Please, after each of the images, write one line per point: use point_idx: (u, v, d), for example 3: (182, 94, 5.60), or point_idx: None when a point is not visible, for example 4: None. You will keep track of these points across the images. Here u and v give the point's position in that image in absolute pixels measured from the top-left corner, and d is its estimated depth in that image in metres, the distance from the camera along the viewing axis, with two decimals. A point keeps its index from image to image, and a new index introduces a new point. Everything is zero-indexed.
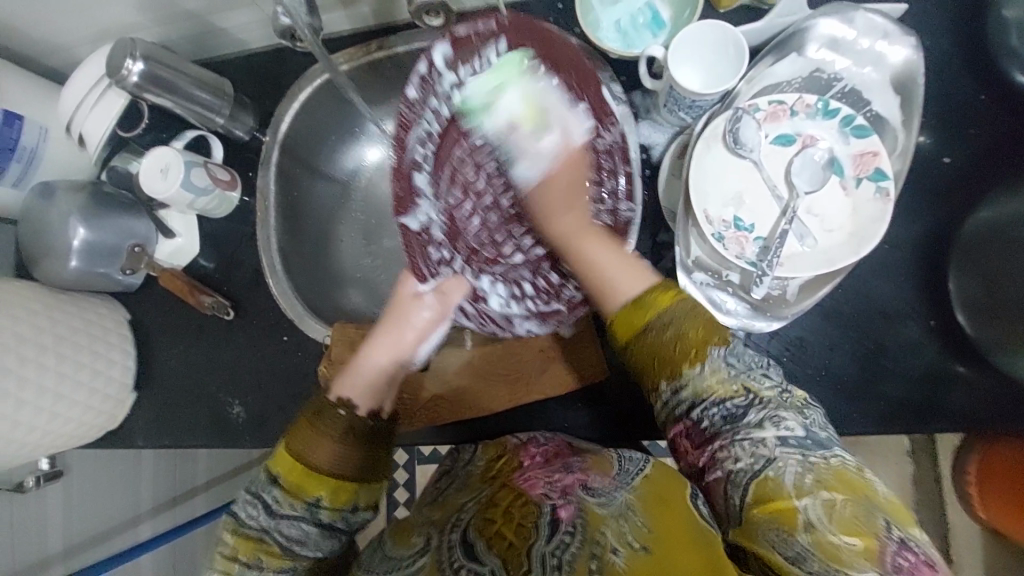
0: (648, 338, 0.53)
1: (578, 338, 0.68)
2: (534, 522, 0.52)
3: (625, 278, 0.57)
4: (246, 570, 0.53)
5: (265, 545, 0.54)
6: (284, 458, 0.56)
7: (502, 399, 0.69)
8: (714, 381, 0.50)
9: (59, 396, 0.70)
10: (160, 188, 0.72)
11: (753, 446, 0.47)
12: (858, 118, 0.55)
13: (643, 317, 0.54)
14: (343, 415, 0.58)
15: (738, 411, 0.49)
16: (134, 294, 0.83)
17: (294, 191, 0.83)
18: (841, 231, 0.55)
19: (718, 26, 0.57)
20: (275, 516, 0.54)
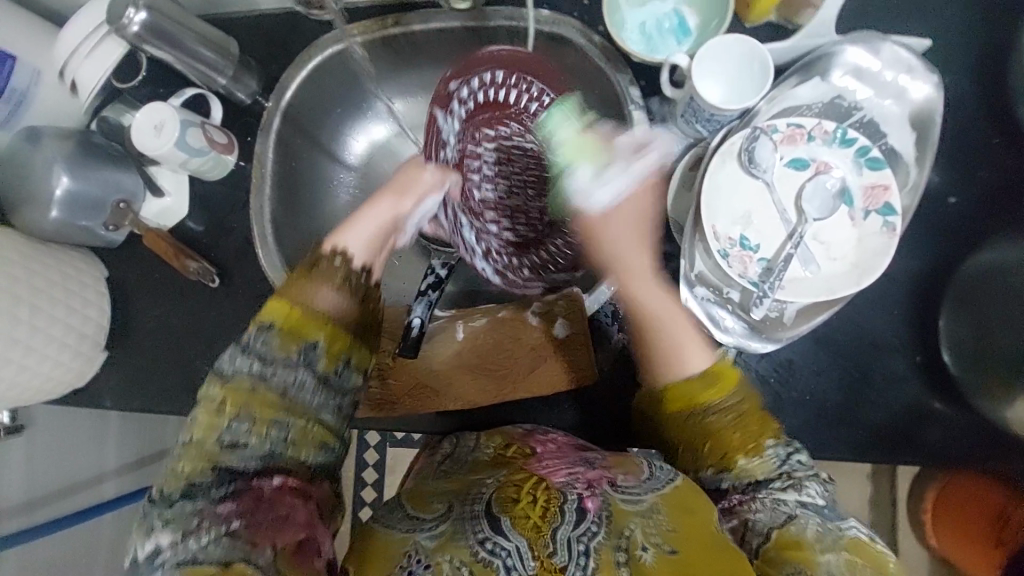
0: (706, 415, 0.54)
1: (571, 340, 0.67)
2: (558, 507, 0.51)
3: (695, 348, 0.55)
4: (234, 421, 0.49)
5: (256, 394, 0.49)
6: (278, 304, 0.52)
7: (489, 394, 0.68)
8: (756, 464, 0.53)
9: (27, 349, 0.68)
10: (152, 145, 0.68)
11: (775, 497, 0.51)
12: (874, 150, 0.55)
13: (707, 395, 0.54)
14: (338, 265, 0.55)
15: (772, 478, 0.53)
16: (115, 250, 0.80)
17: (294, 161, 0.80)
18: (844, 261, 0.55)
19: (745, 41, 0.56)
20: (267, 363, 0.50)
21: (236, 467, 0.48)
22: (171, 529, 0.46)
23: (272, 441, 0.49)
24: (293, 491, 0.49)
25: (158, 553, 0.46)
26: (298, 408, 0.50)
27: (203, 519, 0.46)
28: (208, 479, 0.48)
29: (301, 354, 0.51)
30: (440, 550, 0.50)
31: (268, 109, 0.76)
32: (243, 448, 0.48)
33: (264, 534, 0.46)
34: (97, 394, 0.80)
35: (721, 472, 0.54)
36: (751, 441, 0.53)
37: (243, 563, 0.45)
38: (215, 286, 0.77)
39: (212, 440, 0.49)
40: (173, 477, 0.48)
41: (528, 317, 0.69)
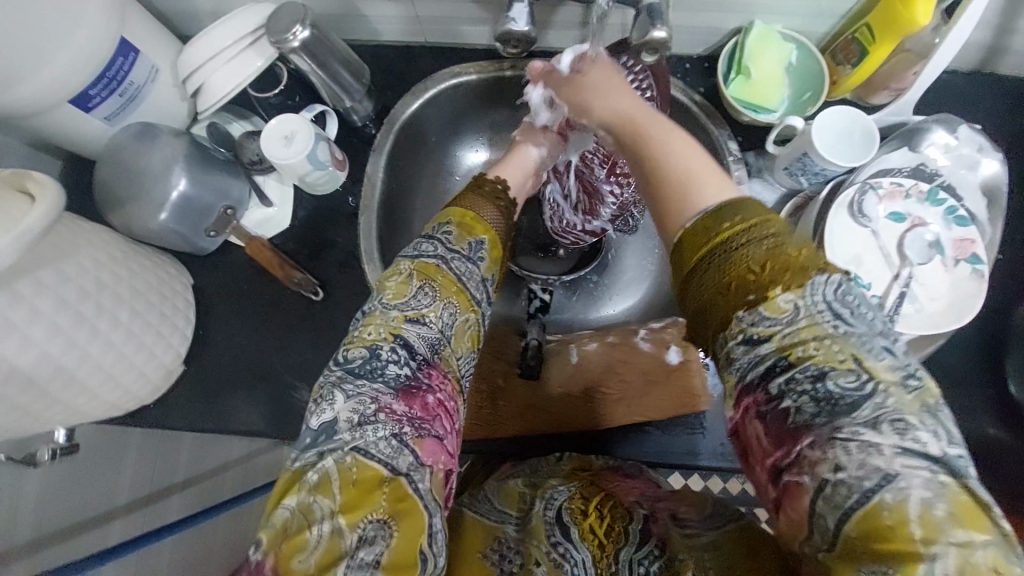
0: (741, 249, 0.44)
1: (683, 367, 0.69)
2: (624, 528, 0.52)
3: (713, 183, 0.48)
4: (418, 290, 0.52)
5: (442, 275, 0.53)
6: (455, 209, 0.60)
7: (600, 418, 0.70)
8: (812, 341, 0.40)
9: (119, 355, 0.64)
10: (281, 154, 0.69)
11: (864, 446, 0.36)
12: (959, 210, 0.65)
13: (725, 231, 0.45)
14: (500, 189, 0.65)
15: (841, 390, 0.38)
16: (201, 258, 0.78)
17: (396, 183, 0.82)
18: (943, 302, 0.63)
19: (853, 112, 0.65)
20: (452, 250, 0.55)
21: (416, 348, 0.49)
22: (351, 402, 0.45)
23: (444, 325, 0.51)
24: (447, 414, 0.48)
25: (334, 428, 0.44)
26: (465, 298, 0.54)
27: (379, 408, 0.45)
28: (390, 354, 0.47)
29: (470, 247, 0.57)
30: (533, 534, 0.52)
31: (379, 132, 0.78)
32: (424, 324, 0.50)
33: (427, 449, 0.45)
34: (166, 409, 0.75)
35: (759, 307, 0.42)
36: (768, 284, 0.42)
37: (405, 479, 0.43)
38: (314, 300, 0.76)
39: (395, 308, 0.50)
40: (357, 343, 0.48)
41: (640, 344, 0.72)
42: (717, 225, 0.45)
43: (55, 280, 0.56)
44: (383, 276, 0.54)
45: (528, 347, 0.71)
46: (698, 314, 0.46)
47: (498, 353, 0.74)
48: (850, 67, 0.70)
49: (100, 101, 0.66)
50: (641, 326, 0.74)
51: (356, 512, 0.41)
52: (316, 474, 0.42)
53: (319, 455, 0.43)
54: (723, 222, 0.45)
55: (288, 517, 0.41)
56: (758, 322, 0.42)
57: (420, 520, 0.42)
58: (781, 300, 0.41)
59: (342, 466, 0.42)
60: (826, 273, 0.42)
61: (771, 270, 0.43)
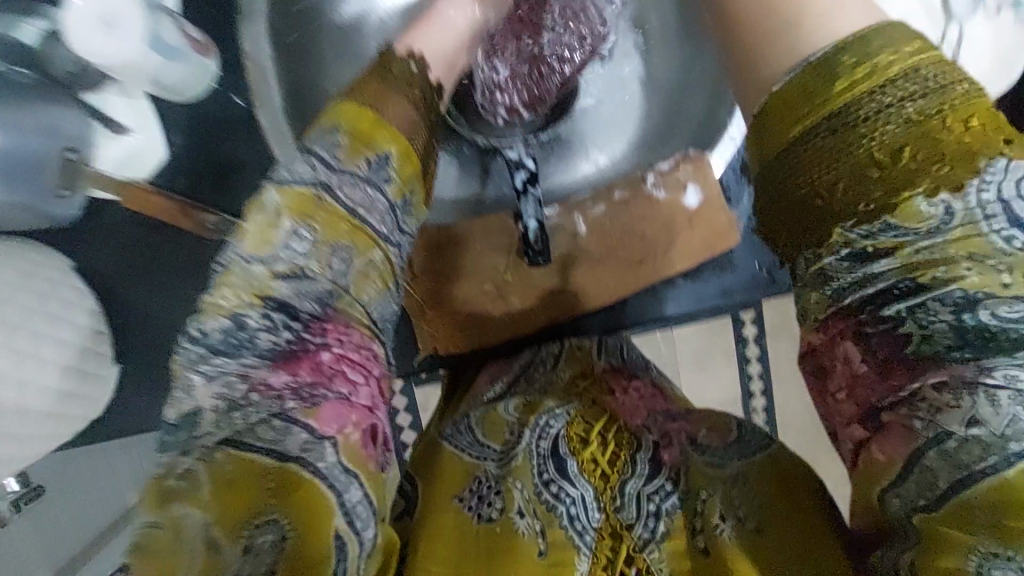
0: (869, 115, 0.31)
1: (705, 202, 0.61)
2: (630, 456, 0.42)
3: (849, 6, 0.34)
4: (292, 236, 0.36)
5: (322, 207, 0.37)
6: (351, 106, 0.40)
7: (623, 285, 0.63)
8: (955, 254, 0.29)
9: (25, 385, 0.49)
10: (109, 51, 0.47)
11: (1022, 395, 0.26)
12: None
13: (862, 81, 0.31)
14: (413, 70, 0.44)
15: (979, 320, 0.28)
16: (70, 231, 0.58)
17: (291, 55, 0.57)
18: (989, 59, 0.54)
19: None
20: (338, 172, 0.38)
21: (297, 306, 0.35)
22: (216, 384, 0.34)
23: (337, 274, 0.37)
24: (354, 366, 0.36)
25: (196, 419, 0.33)
26: (365, 236, 0.38)
27: (252, 386, 0.34)
28: (261, 321, 0.35)
29: (372, 165, 0.39)
30: (515, 473, 0.41)
31: None
32: (301, 277, 0.36)
33: (325, 417, 0.34)
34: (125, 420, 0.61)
35: (891, 211, 0.30)
36: (912, 172, 0.30)
37: (297, 463, 0.32)
38: None
39: (259, 260, 0.36)
40: (209, 313, 0.35)
41: (653, 192, 0.61)
42: (838, 62, 0.32)
43: None
44: (249, 211, 0.38)
45: (529, 232, 0.59)
46: (784, 207, 0.33)
47: (493, 244, 0.62)
48: None
49: None
50: (648, 170, 0.61)
51: (234, 518, 0.31)
52: (185, 476, 0.32)
53: (184, 455, 0.33)
54: (839, 78, 0.32)
55: (155, 535, 0.31)
56: (876, 232, 0.31)
57: (325, 504, 0.32)
58: (922, 202, 0.30)
59: (211, 466, 0.32)
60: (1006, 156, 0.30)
61: (919, 156, 0.30)
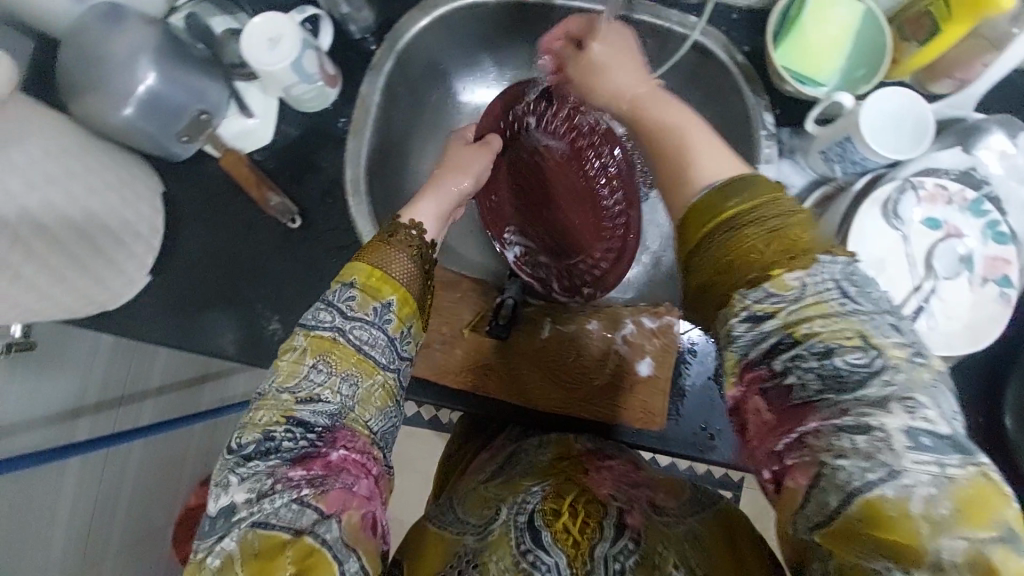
0: (738, 232, 0.39)
1: (651, 381, 0.67)
2: (598, 522, 0.49)
3: (714, 164, 0.43)
4: (313, 369, 0.46)
5: (338, 346, 0.47)
6: (361, 266, 0.50)
7: (544, 404, 0.68)
8: (814, 313, 0.35)
9: (72, 258, 0.59)
10: (265, 60, 0.61)
11: (874, 439, 0.32)
12: (1002, 225, 0.59)
13: (732, 208, 0.40)
14: (414, 235, 0.54)
15: (850, 368, 0.34)
16: (175, 166, 0.72)
17: (392, 108, 0.73)
18: (960, 321, 0.58)
19: (911, 99, 0.57)
20: (348, 316, 0.48)
21: (312, 423, 0.44)
22: (246, 483, 0.42)
23: (345, 397, 0.46)
24: (356, 463, 0.44)
25: (232, 510, 0.41)
26: (369, 364, 0.47)
27: (276, 480, 0.41)
28: (283, 434, 0.43)
29: (376, 312, 0.49)
30: (493, 544, 0.49)
31: (380, 50, 0.69)
32: (318, 402, 0.45)
33: (331, 501, 0.41)
34: (131, 321, 0.72)
35: (763, 284, 0.37)
36: (774, 263, 0.37)
37: (311, 536, 0.39)
38: (291, 228, 0.71)
39: (288, 390, 0.45)
40: (247, 430, 0.43)
41: (617, 341, 0.69)
42: (720, 204, 0.40)
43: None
44: (281, 350, 0.48)
45: (502, 307, 0.70)
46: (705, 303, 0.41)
47: (472, 300, 0.72)
48: (917, 46, 0.60)
49: None
50: (631, 318, 0.71)
51: None
52: (215, 557, 0.39)
53: (222, 536, 0.40)
54: (727, 202, 0.40)
55: None
56: (762, 299, 0.37)
57: (330, 572, 0.39)
58: (788, 277, 0.36)
59: (243, 543, 0.39)
60: (833, 254, 0.37)
61: (778, 252, 0.38)
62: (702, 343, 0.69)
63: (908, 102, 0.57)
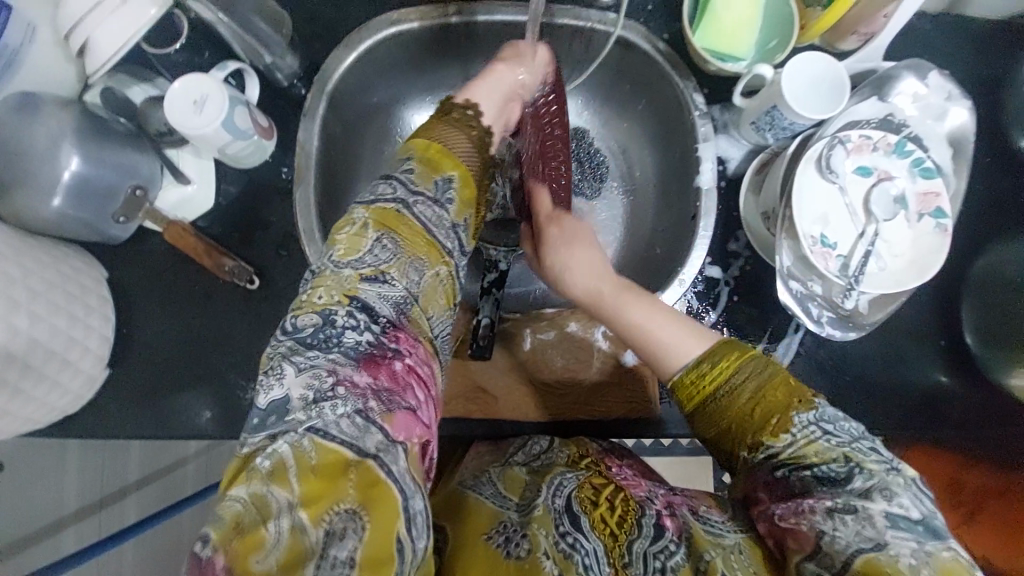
0: (722, 398, 0.47)
1: (639, 372, 0.69)
2: (636, 520, 0.51)
3: (685, 339, 0.50)
4: (376, 242, 0.49)
5: (404, 220, 0.51)
6: (420, 143, 0.57)
7: (541, 413, 0.69)
8: (810, 448, 0.43)
9: (26, 368, 0.57)
10: (192, 124, 0.60)
11: (860, 517, 0.40)
12: (926, 161, 0.63)
13: (711, 381, 0.47)
14: (470, 115, 0.63)
15: (835, 471, 0.42)
16: (117, 248, 0.69)
17: (333, 150, 0.72)
18: (904, 258, 0.62)
19: (822, 61, 0.61)
20: (414, 193, 0.53)
21: (377, 312, 0.46)
22: (304, 377, 0.42)
23: (410, 283, 0.49)
24: (418, 383, 0.46)
25: (286, 409, 0.40)
26: (435, 252, 0.52)
27: (339, 379, 0.42)
28: (347, 320, 0.45)
29: (439, 189, 0.54)
30: (537, 522, 0.48)
31: (309, 93, 0.69)
32: (384, 282, 0.48)
33: (398, 425, 0.42)
34: (98, 417, 0.68)
35: (762, 444, 0.45)
36: (761, 429, 0.45)
37: (375, 462, 0.39)
38: (251, 289, 0.69)
39: (349, 267, 0.48)
40: (306, 309, 0.45)
41: (600, 339, 0.70)
42: (708, 373, 0.48)
43: None
44: (337, 224, 0.51)
45: (480, 326, 0.69)
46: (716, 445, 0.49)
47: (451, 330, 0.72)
48: (821, 9, 0.64)
49: None
50: None
51: (320, 505, 0.37)
52: (268, 460, 0.38)
53: (273, 440, 0.39)
54: (706, 375, 0.48)
55: (239, 511, 0.36)
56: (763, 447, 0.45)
57: (394, 506, 0.38)
58: (779, 433, 0.44)
59: (300, 449, 0.38)
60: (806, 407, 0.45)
61: (763, 411, 0.45)
62: None
63: (822, 69, 0.61)
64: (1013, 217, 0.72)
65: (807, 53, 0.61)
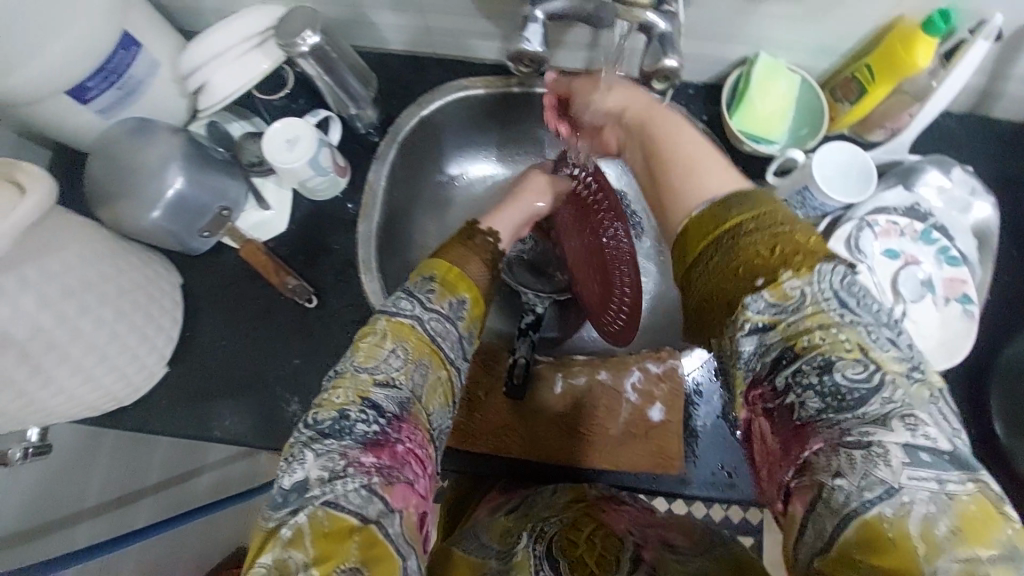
0: (735, 245, 0.42)
1: (663, 428, 0.70)
2: (616, 556, 0.53)
3: (719, 180, 0.46)
4: (389, 352, 0.50)
5: (416, 333, 0.52)
6: (439, 262, 0.58)
7: (566, 459, 0.71)
8: (814, 322, 0.38)
9: (102, 357, 0.63)
10: (283, 159, 0.68)
11: (871, 454, 0.34)
12: (952, 250, 0.67)
13: (733, 219, 0.43)
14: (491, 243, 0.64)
15: (850, 388, 0.36)
16: (193, 259, 0.76)
17: (396, 191, 0.80)
18: (932, 339, 0.65)
19: (851, 151, 0.67)
20: (427, 308, 0.54)
21: (384, 407, 0.47)
22: (321, 460, 0.43)
23: (415, 384, 0.50)
24: (418, 460, 0.47)
25: (305, 486, 0.43)
26: (439, 357, 0.53)
27: (349, 463, 0.43)
28: (358, 414, 0.46)
29: (451, 306, 0.55)
30: (516, 566, 0.52)
31: (383, 141, 0.77)
32: (393, 385, 0.48)
33: (397, 496, 0.44)
34: (147, 412, 0.73)
35: (764, 292, 0.40)
36: (774, 272, 0.40)
37: (377, 526, 0.41)
38: (307, 307, 0.75)
39: (366, 371, 0.48)
40: (325, 407, 0.46)
41: (628, 390, 0.72)
42: (720, 217, 0.43)
43: (40, 278, 0.55)
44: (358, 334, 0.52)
45: (516, 365, 0.72)
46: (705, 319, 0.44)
47: (485, 367, 0.75)
48: (849, 105, 0.72)
49: (98, 94, 0.65)
50: (639, 366, 0.73)
51: (330, 562, 0.39)
52: (290, 528, 0.40)
53: (292, 511, 0.41)
54: (728, 214, 0.43)
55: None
56: (763, 309, 0.40)
57: (394, 564, 0.41)
58: (788, 286, 0.39)
59: (313, 519, 0.40)
60: (836, 262, 0.40)
61: (780, 256, 0.40)
62: (707, 384, 0.72)
63: (850, 158, 0.67)
64: None
65: (836, 143, 0.67)
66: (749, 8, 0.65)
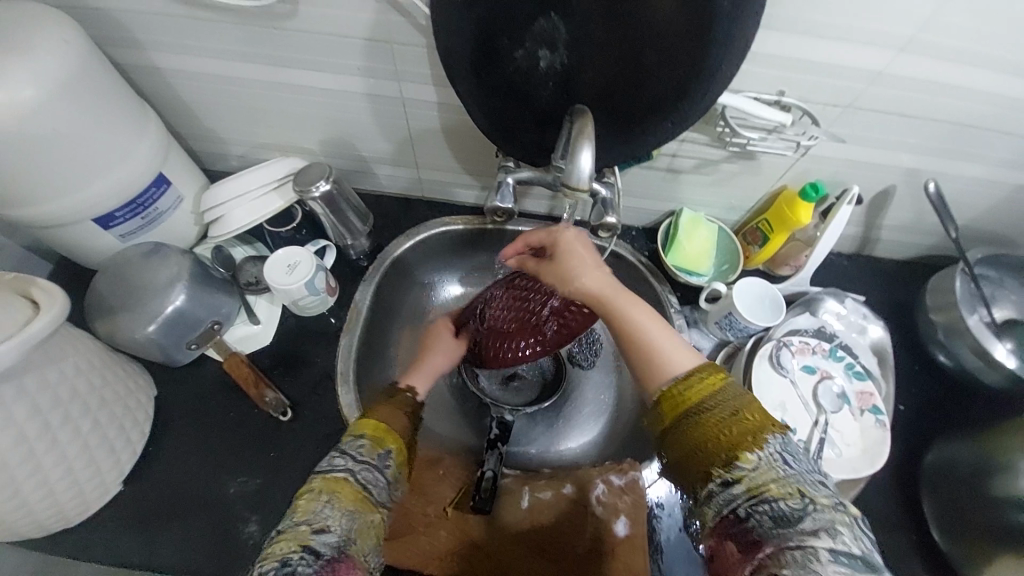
0: (699, 416, 0.50)
1: (630, 542, 0.72)
2: None
3: (680, 353, 0.55)
4: (324, 504, 0.49)
5: (350, 486, 0.51)
6: (367, 421, 0.59)
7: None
8: (769, 478, 0.44)
9: (68, 469, 0.63)
10: (282, 281, 0.77)
11: (805, 553, 0.40)
12: (856, 366, 0.79)
13: (696, 396, 0.51)
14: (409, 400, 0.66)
15: (788, 509, 0.42)
16: (172, 371, 0.79)
17: (379, 310, 0.88)
18: (855, 446, 0.74)
19: (762, 283, 0.81)
20: (360, 460, 0.54)
21: (322, 550, 0.45)
22: None
23: (350, 530, 0.48)
24: None
25: None
26: (371, 501, 0.52)
27: None
28: (299, 560, 0.44)
29: (381, 458, 0.56)
30: None
31: (372, 266, 0.88)
32: (331, 531, 0.47)
33: None
34: (91, 535, 0.69)
35: (729, 464, 0.46)
36: (734, 448, 0.46)
37: None
38: (279, 421, 0.76)
39: (303, 523, 0.47)
40: (266, 560, 0.44)
41: (593, 502, 0.75)
42: (685, 393, 0.51)
43: (35, 387, 0.59)
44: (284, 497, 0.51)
45: (484, 479, 0.74)
46: (680, 473, 0.50)
47: (455, 477, 0.77)
48: (758, 247, 0.89)
49: (122, 222, 0.74)
50: (603, 478, 0.76)
51: None
52: None
53: None
54: (690, 393, 0.51)
55: None
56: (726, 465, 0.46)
57: None
58: (744, 454, 0.46)
59: None
60: (777, 434, 0.47)
61: (736, 434, 0.47)
62: (668, 497, 0.75)
63: (762, 294, 0.81)
64: (945, 421, 0.86)
65: (750, 279, 0.81)
66: (672, 176, 0.85)
